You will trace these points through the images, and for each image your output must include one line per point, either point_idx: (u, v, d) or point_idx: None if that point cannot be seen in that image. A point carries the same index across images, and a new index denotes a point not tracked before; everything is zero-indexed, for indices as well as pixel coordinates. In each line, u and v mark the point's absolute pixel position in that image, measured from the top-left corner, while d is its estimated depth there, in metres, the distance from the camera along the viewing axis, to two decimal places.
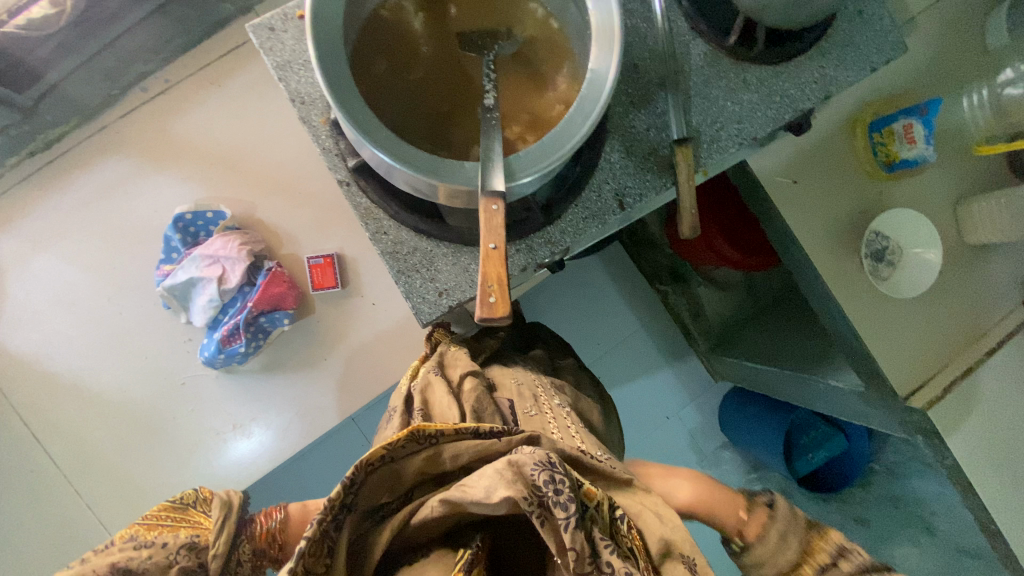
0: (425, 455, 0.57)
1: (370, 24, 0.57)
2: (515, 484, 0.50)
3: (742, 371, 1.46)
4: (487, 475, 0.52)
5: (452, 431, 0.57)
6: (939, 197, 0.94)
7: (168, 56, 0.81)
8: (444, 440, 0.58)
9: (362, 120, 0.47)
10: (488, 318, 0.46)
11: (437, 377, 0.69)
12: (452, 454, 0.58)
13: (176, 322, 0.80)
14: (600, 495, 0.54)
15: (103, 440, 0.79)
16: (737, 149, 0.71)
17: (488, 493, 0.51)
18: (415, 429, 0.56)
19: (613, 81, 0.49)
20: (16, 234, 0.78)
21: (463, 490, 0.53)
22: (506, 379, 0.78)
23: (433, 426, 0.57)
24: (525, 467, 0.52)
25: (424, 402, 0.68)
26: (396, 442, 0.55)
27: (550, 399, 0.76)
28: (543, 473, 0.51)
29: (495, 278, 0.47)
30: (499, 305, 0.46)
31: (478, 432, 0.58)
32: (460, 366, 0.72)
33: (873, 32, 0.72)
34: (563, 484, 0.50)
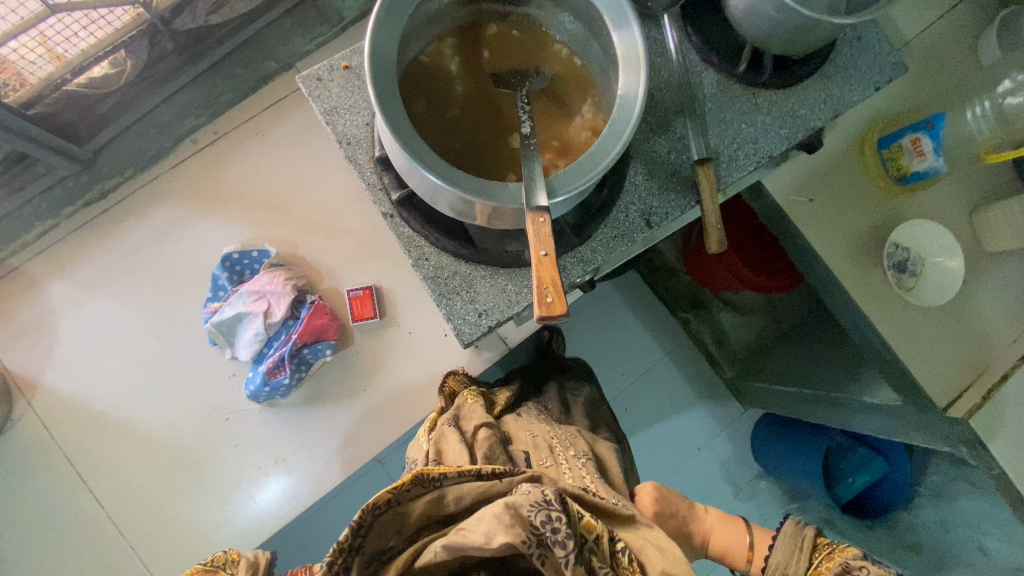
0: (430, 497, 0.62)
1: (413, 70, 0.62)
2: (513, 528, 0.55)
3: (772, 394, 1.44)
4: (486, 520, 0.56)
5: (456, 473, 0.62)
6: (953, 208, 0.97)
7: (217, 110, 0.88)
8: (447, 483, 0.62)
9: (415, 149, 0.52)
10: (547, 318, 0.50)
11: (450, 427, 0.70)
12: (455, 496, 0.62)
13: (221, 357, 0.82)
14: (599, 529, 0.58)
15: (150, 479, 0.80)
16: (754, 167, 0.75)
17: (488, 538, 0.55)
18: (419, 472, 0.61)
19: (642, 102, 0.52)
20: (72, 280, 0.83)
21: (463, 534, 0.58)
22: (521, 432, 0.76)
23: (436, 469, 0.62)
24: (522, 509, 0.56)
25: (437, 452, 0.68)
26: (401, 485, 0.60)
27: (565, 450, 0.75)
28: (540, 512, 0.55)
29: (549, 279, 0.51)
30: (556, 305, 0.50)
31: (479, 473, 0.62)
32: (475, 420, 0.73)
33: (872, 54, 0.77)
34: (559, 521, 0.54)
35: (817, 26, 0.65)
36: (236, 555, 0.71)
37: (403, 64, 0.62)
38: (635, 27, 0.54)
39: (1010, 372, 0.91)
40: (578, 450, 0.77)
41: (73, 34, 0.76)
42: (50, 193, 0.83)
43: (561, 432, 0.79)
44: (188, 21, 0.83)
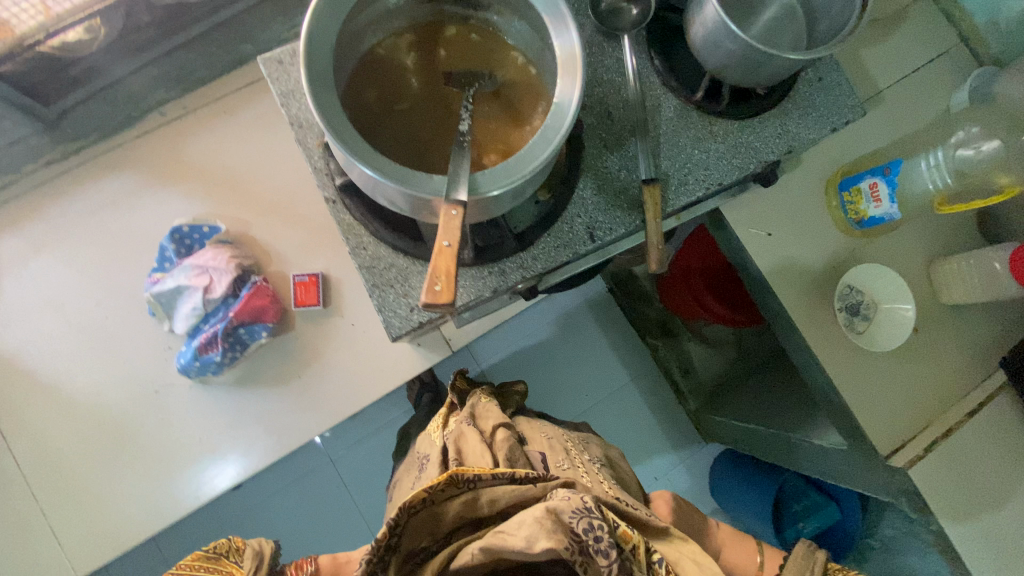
0: (464, 497, 0.70)
1: (367, 61, 0.64)
2: (555, 534, 0.60)
3: (730, 430, 1.43)
4: (527, 525, 0.62)
5: (489, 475, 0.69)
6: (913, 256, 0.97)
7: (188, 86, 0.89)
8: (481, 485, 0.70)
9: (344, 135, 0.52)
10: (433, 304, 0.49)
11: (471, 430, 0.81)
12: (488, 499, 0.70)
13: (159, 329, 0.82)
14: (635, 539, 0.64)
15: (70, 445, 0.79)
16: (704, 193, 0.76)
17: (529, 543, 0.60)
18: (455, 473, 0.68)
19: (575, 111, 0.53)
20: (20, 236, 0.82)
21: (504, 537, 0.63)
22: (537, 435, 0.90)
23: (471, 471, 0.69)
24: (563, 515, 0.61)
25: (458, 452, 0.79)
26: (435, 486, 0.67)
27: (579, 453, 0.88)
28: (581, 520, 0.61)
29: (444, 271, 0.49)
30: (443, 294, 0.49)
31: (512, 478, 0.70)
32: (491, 419, 0.86)
33: (831, 96, 0.79)
34: (600, 530, 0.60)
35: (773, 61, 0.66)
36: (238, 544, 0.82)
37: (358, 56, 0.63)
38: (576, 37, 0.55)
39: (953, 428, 0.92)
40: (590, 454, 0.91)
41: None
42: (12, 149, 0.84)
43: (576, 440, 0.94)
44: None
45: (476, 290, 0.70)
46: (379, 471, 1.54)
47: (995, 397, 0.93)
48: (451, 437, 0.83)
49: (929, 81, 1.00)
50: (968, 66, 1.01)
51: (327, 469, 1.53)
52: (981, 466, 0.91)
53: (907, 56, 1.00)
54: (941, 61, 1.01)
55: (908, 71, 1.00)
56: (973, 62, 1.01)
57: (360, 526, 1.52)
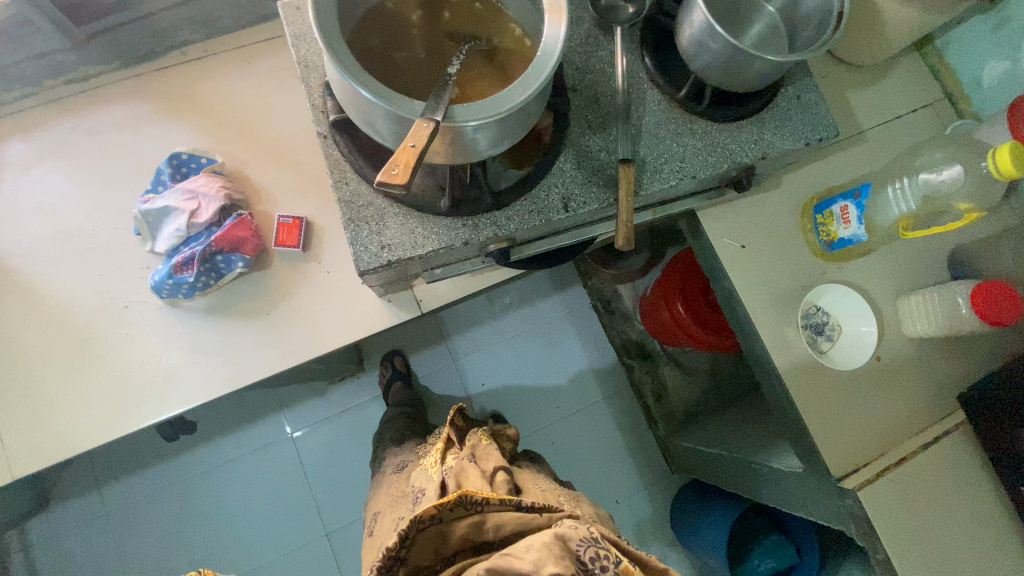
0: (471, 519, 0.78)
1: (375, 11, 0.69)
2: (562, 558, 0.66)
3: (695, 456, 1.41)
4: (535, 548, 0.67)
5: (496, 499, 0.76)
6: (883, 286, 0.99)
7: (213, 32, 0.92)
8: (488, 509, 0.78)
9: (341, 59, 0.56)
10: (387, 183, 0.51)
11: (472, 465, 0.86)
12: (494, 522, 0.78)
13: (140, 248, 0.84)
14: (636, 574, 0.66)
15: (33, 345, 0.80)
16: (677, 183, 0.79)
17: (537, 566, 0.66)
18: (463, 495, 0.75)
19: (555, 63, 0.57)
20: (31, 144, 0.87)
21: (511, 560, 0.68)
22: (532, 483, 0.94)
23: (480, 496, 0.76)
24: (570, 541, 0.67)
25: (458, 484, 0.83)
26: (446, 505, 0.75)
27: (572, 505, 0.93)
28: (587, 548, 0.66)
29: (404, 161, 0.51)
30: (398, 174, 0.51)
31: (517, 506, 0.77)
32: (490, 460, 0.89)
33: (808, 114, 0.83)
34: (605, 558, 0.66)
35: (750, 63, 0.71)
36: None
37: (367, 6, 0.68)
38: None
39: (908, 456, 0.92)
40: (583, 508, 0.95)
41: None
42: (35, 62, 0.84)
43: (567, 495, 0.98)
44: None
45: (447, 238, 0.72)
46: (338, 454, 1.52)
47: (952, 433, 0.94)
48: (451, 469, 0.87)
49: (910, 128, 1.05)
50: (949, 120, 1.07)
51: (287, 444, 1.51)
52: (932, 499, 0.90)
53: (892, 103, 1.06)
54: (924, 112, 1.07)
55: (892, 116, 1.05)
56: (955, 116, 1.08)
57: (309, 508, 1.48)
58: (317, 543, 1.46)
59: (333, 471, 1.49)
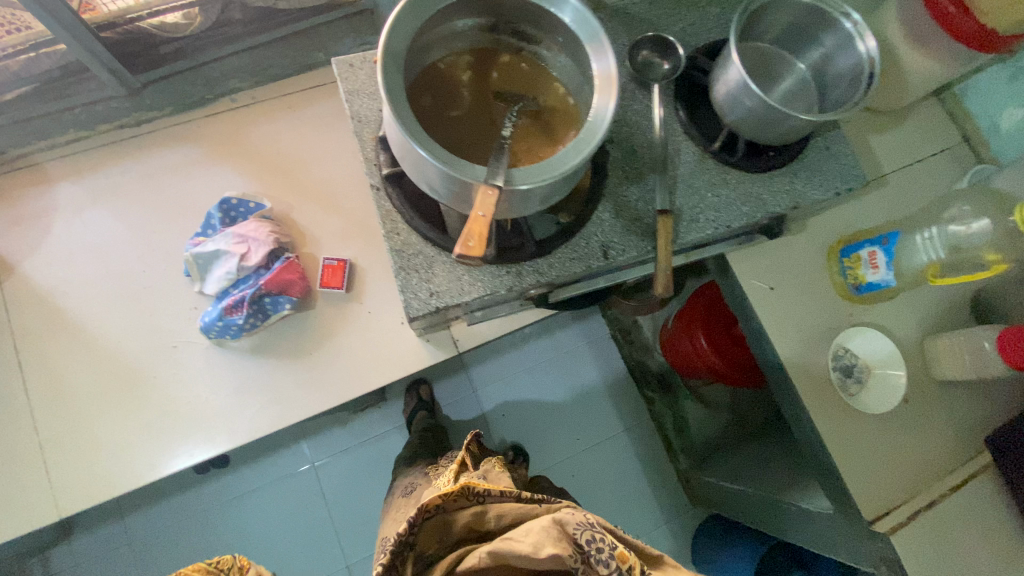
0: (474, 509, 0.82)
1: (427, 71, 0.72)
2: (559, 541, 0.71)
3: (718, 491, 1.41)
4: (535, 532, 0.72)
5: (497, 491, 0.81)
6: (908, 327, 1.01)
7: (261, 80, 0.97)
8: (490, 500, 0.82)
9: (409, 125, 0.59)
10: (464, 253, 0.58)
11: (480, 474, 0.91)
12: (496, 513, 0.82)
13: (189, 289, 0.87)
14: (632, 560, 0.68)
15: (83, 384, 0.82)
16: (713, 232, 0.82)
17: (535, 548, 0.71)
18: (467, 486, 0.80)
19: (606, 127, 0.60)
20: (82, 186, 0.89)
21: (512, 543, 0.73)
22: None
23: (482, 486, 0.81)
24: (568, 526, 0.72)
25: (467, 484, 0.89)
26: (450, 495, 0.80)
27: None
28: (585, 531, 0.70)
29: (476, 232, 0.57)
30: (473, 246, 0.57)
31: (518, 497, 0.82)
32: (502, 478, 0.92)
33: (837, 164, 0.86)
34: (601, 541, 0.69)
35: (784, 121, 0.74)
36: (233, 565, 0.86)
37: (421, 66, 0.72)
38: (612, 59, 0.63)
39: (936, 500, 0.92)
40: None
41: None
42: (89, 109, 0.87)
43: None
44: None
45: (492, 285, 0.74)
46: (359, 484, 1.52)
47: (982, 475, 0.94)
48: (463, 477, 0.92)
49: (930, 172, 1.08)
50: (968, 163, 1.10)
51: (308, 473, 1.51)
52: (966, 542, 0.91)
53: (912, 147, 1.09)
54: (943, 155, 1.10)
55: (912, 160, 1.08)
56: (973, 160, 1.10)
57: (330, 537, 1.48)
58: (336, 574, 1.46)
59: (354, 503, 1.51)
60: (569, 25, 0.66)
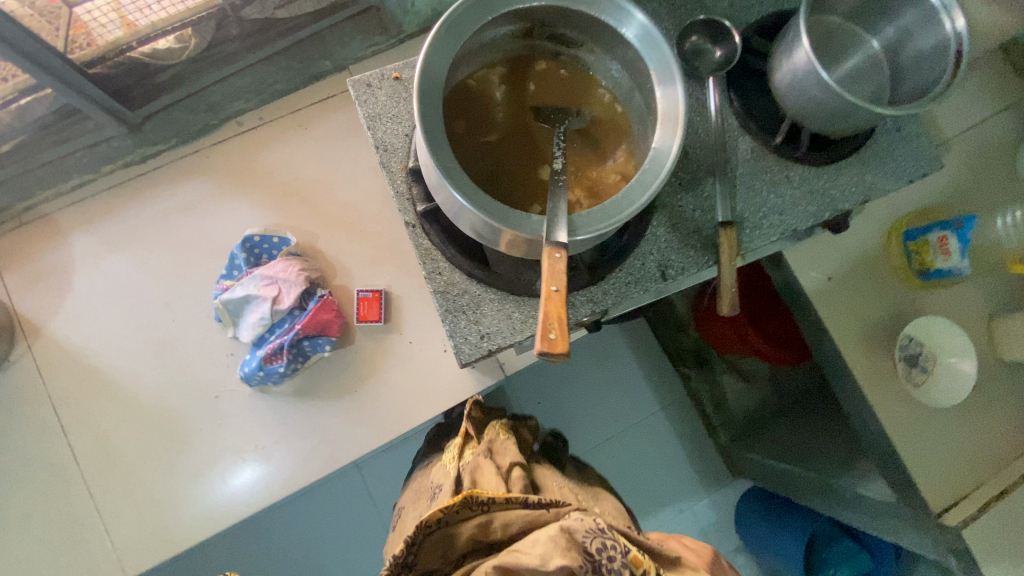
0: (477, 520, 0.62)
1: (457, 89, 0.64)
2: (569, 551, 0.54)
3: (765, 470, 1.38)
4: (541, 542, 0.55)
5: (502, 496, 0.62)
6: (974, 307, 0.93)
7: (266, 98, 0.91)
8: (494, 508, 0.62)
9: (453, 173, 0.52)
10: (546, 353, 0.49)
11: (485, 459, 0.70)
12: (501, 522, 0.62)
13: (223, 335, 0.84)
14: (647, 564, 0.56)
15: (129, 443, 0.81)
16: (777, 238, 0.75)
17: (543, 561, 0.53)
18: (469, 495, 0.61)
19: (676, 157, 0.53)
20: (97, 236, 0.85)
21: (513, 555, 0.55)
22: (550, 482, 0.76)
23: (485, 491, 0.62)
24: (576, 534, 0.55)
25: (472, 481, 0.68)
26: (449, 506, 0.61)
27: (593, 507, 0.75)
28: (594, 539, 0.54)
29: (555, 317, 0.50)
30: (558, 343, 0.49)
31: (528, 502, 0.62)
32: (508, 456, 0.73)
33: (910, 147, 0.78)
34: (614, 549, 0.55)
35: (857, 114, 0.66)
36: None
37: (450, 84, 0.63)
38: (681, 89, 0.55)
39: (1009, 490, 0.89)
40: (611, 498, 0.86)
41: (149, 5, 0.78)
42: (93, 151, 0.85)
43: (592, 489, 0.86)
44: (255, 11, 0.85)
45: None
46: None
47: None
48: (462, 468, 0.71)
49: (1010, 124, 0.95)
50: None
51: None
52: None
53: (991, 96, 0.95)
54: None
55: (989, 113, 0.95)
56: None
57: None
58: None
59: (389, 506, 1.33)
60: (630, 42, 0.59)
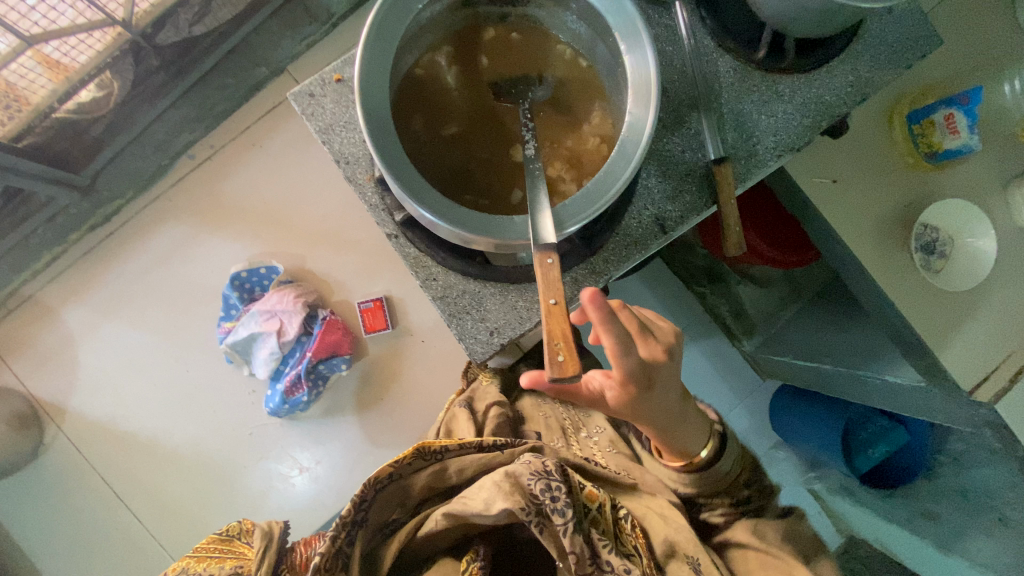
0: (433, 470, 0.59)
1: (407, 82, 0.57)
2: (512, 496, 0.52)
3: (788, 368, 1.23)
4: (487, 486, 0.54)
5: (456, 446, 0.59)
6: (988, 181, 0.88)
7: (210, 122, 0.86)
8: (449, 456, 0.60)
9: (420, 190, 0.49)
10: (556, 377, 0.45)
11: (460, 408, 0.70)
12: (457, 468, 0.60)
13: (239, 374, 0.84)
14: (601, 497, 0.59)
15: (182, 492, 0.84)
16: (777, 161, 0.71)
17: (488, 505, 0.52)
18: (422, 446, 0.58)
19: (654, 124, 0.49)
20: (86, 304, 0.84)
21: (465, 501, 0.55)
22: (537, 413, 0.78)
23: (439, 441, 0.60)
24: (522, 478, 0.54)
25: (447, 433, 0.70)
26: (403, 459, 0.57)
27: (577, 431, 0.77)
28: (539, 481, 0.53)
29: (559, 335, 0.45)
30: (568, 364, 0.44)
31: (481, 445, 0.60)
32: (488, 400, 0.74)
33: (903, 28, 0.71)
34: (558, 489, 0.54)
35: (842, 10, 0.59)
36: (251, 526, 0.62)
37: (397, 78, 0.56)
38: (651, 54, 0.50)
39: None
40: (593, 425, 0.80)
41: (71, 52, 0.76)
42: (53, 222, 0.83)
43: (574, 414, 0.82)
44: (170, 34, 0.80)
45: None
46: None
47: None
48: (442, 419, 0.73)
49: None
50: None
51: None
52: None
53: None
54: None
55: None
56: None
57: None
58: None
59: None
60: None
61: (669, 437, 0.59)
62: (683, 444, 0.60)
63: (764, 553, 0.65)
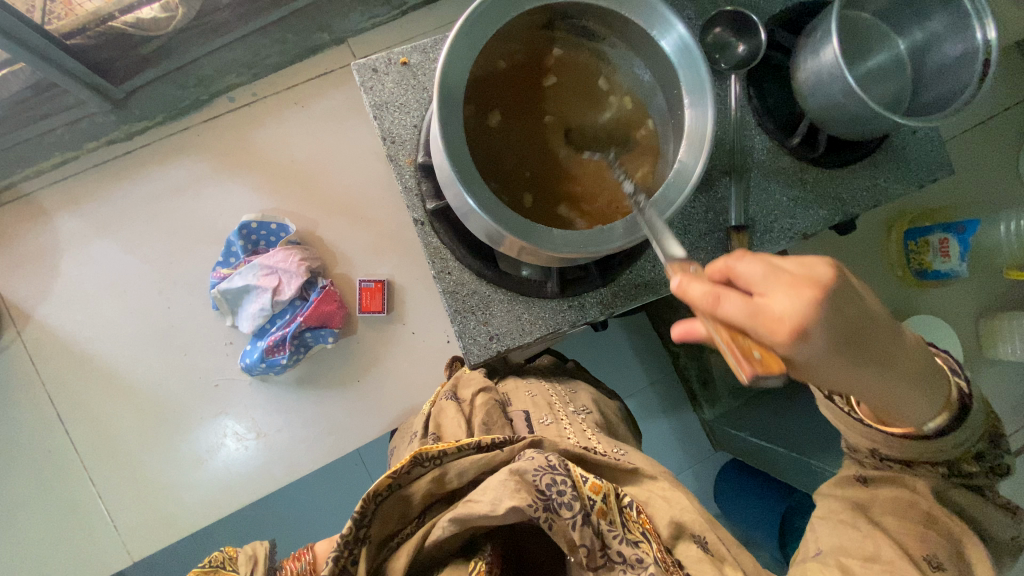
0: (431, 476, 0.56)
1: (480, 73, 0.57)
2: (520, 492, 0.50)
3: (740, 443, 1.24)
4: (492, 488, 0.51)
5: (455, 449, 0.56)
6: (963, 309, 0.95)
7: (259, 72, 0.86)
8: (448, 460, 0.57)
9: (472, 183, 0.50)
10: (763, 373, 0.34)
11: (449, 401, 0.68)
12: (457, 472, 0.57)
13: (221, 324, 0.82)
14: (606, 488, 0.55)
15: (127, 430, 0.80)
16: (787, 242, 0.75)
17: (495, 506, 0.50)
18: (419, 453, 0.55)
19: (699, 176, 0.52)
20: (83, 217, 0.82)
21: (469, 506, 0.52)
22: (519, 394, 0.74)
23: (435, 447, 0.56)
24: (527, 474, 0.52)
25: (437, 427, 0.67)
26: (400, 469, 0.54)
27: (565, 407, 0.71)
28: (545, 476, 0.52)
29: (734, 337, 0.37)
30: (769, 361, 0.35)
31: (480, 445, 0.57)
32: (473, 387, 0.72)
33: (923, 152, 0.77)
34: (565, 484, 0.52)
35: (879, 122, 0.63)
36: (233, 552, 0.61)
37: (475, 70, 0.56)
38: (710, 112, 0.53)
39: None
40: (578, 404, 0.73)
41: None
42: (75, 127, 0.81)
43: (561, 390, 0.76)
44: None
45: (554, 322, 0.68)
46: None
47: (1017, 456, 0.97)
48: (429, 414, 0.70)
49: (1009, 126, 0.95)
50: None
51: None
52: None
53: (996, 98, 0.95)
54: None
55: (988, 116, 0.95)
56: None
57: None
58: None
59: None
60: (665, 52, 0.56)
61: (895, 402, 0.49)
62: (909, 410, 0.50)
63: (933, 510, 0.55)
